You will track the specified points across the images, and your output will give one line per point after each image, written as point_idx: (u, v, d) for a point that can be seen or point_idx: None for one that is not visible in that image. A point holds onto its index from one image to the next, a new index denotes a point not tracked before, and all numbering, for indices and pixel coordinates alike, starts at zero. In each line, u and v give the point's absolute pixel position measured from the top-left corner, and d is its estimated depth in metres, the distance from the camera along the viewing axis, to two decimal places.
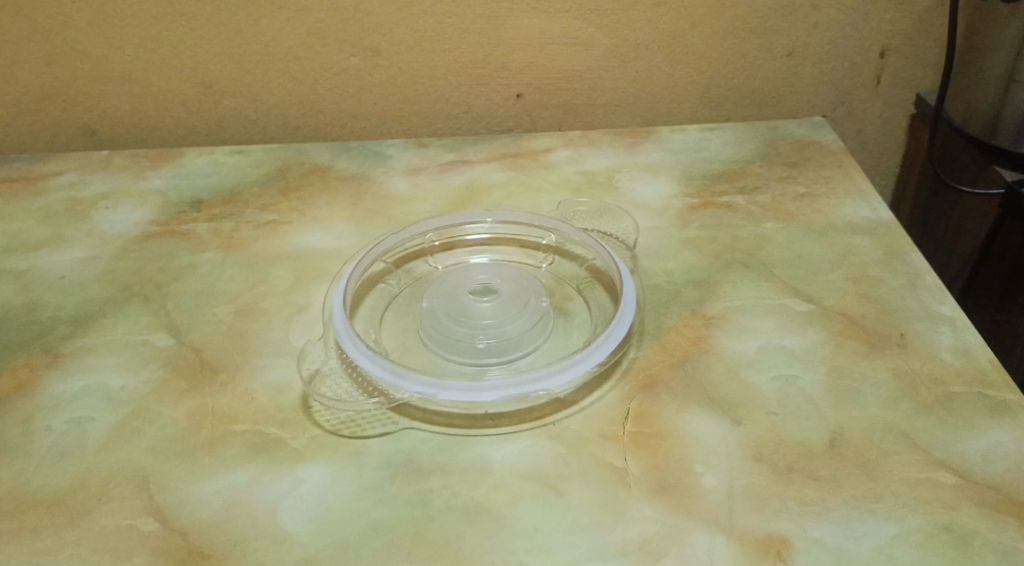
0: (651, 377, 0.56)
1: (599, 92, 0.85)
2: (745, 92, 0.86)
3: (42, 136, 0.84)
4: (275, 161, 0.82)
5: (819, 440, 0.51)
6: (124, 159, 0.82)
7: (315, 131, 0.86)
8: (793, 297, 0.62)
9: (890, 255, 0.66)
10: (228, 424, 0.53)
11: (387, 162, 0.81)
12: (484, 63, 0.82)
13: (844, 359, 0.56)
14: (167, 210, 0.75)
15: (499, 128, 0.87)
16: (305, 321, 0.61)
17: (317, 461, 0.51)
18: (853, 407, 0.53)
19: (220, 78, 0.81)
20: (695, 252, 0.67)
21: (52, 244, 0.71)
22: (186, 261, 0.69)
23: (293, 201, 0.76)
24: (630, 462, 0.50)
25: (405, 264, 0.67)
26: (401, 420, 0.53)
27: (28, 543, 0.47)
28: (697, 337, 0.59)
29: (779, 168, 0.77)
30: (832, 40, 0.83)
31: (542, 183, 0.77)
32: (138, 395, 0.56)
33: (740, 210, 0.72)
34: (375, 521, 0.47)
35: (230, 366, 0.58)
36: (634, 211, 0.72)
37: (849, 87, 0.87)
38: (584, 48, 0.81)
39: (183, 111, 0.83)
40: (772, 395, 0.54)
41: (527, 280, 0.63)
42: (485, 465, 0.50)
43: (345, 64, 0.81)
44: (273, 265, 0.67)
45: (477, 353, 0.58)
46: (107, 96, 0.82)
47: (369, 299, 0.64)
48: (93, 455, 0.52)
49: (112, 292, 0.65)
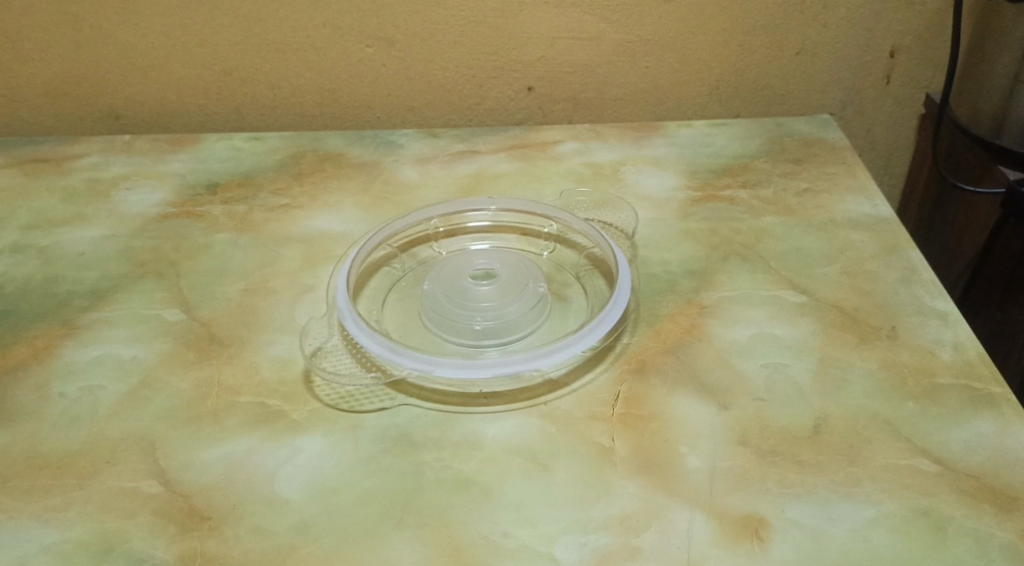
0: (642, 362, 0.57)
1: (609, 86, 0.86)
2: (754, 89, 0.87)
3: (68, 120, 0.87)
4: (290, 147, 0.84)
5: (803, 426, 0.52)
6: (145, 143, 0.85)
7: (331, 120, 0.88)
8: (788, 289, 0.63)
9: (888, 250, 0.66)
10: (233, 395, 0.55)
11: (398, 151, 0.83)
12: (496, 56, 0.83)
13: (835, 350, 0.57)
14: (184, 193, 0.78)
15: (510, 120, 0.88)
16: (311, 300, 0.64)
17: (316, 432, 0.53)
18: (839, 396, 0.54)
19: (240, 67, 0.84)
20: (694, 243, 0.68)
21: (73, 222, 0.74)
22: (200, 241, 0.71)
23: (306, 185, 0.78)
24: (617, 441, 0.51)
25: (410, 249, 0.69)
26: (398, 396, 0.55)
27: (38, 500, 0.49)
28: (690, 325, 0.60)
29: (783, 164, 0.78)
30: (842, 39, 0.84)
31: (549, 174, 0.78)
32: (148, 365, 0.58)
33: (741, 204, 0.73)
34: (368, 489, 0.49)
35: (237, 340, 0.60)
36: (636, 203, 0.73)
37: (858, 86, 0.87)
38: (595, 43, 0.83)
39: (204, 99, 0.86)
40: (760, 382, 0.55)
41: (527, 266, 0.65)
42: (476, 440, 0.52)
43: (361, 55, 0.83)
44: (283, 247, 0.70)
45: (475, 334, 0.59)
46: (131, 82, 0.85)
47: (373, 281, 0.66)
48: (103, 420, 0.54)
49: (129, 269, 0.68)
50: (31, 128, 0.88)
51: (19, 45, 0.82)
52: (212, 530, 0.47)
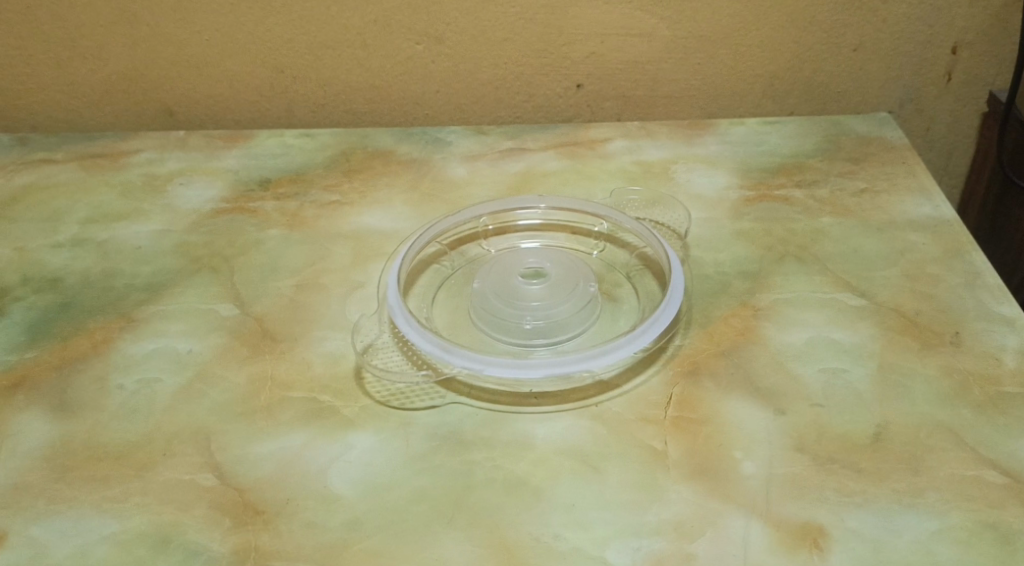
0: (695, 364, 0.56)
1: (660, 84, 0.85)
2: (810, 86, 0.85)
3: (125, 116, 0.89)
4: (340, 145, 0.85)
5: (864, 433, 0.51)
6: (199, 140, 0.86)
7: (380, 117, 0.88)
8: (847, 292, 0.61)
9: (949, 253, 0.64)
10: (286, 390, 0.56)
11: (446, 148, 0.83)
12: (547, 52, 0.83)
13: (895, 356, 0.56)
14: (237, 188, 0.79)
15: (558, 118, 0.88)
16: (361, 297, 0.64)
17: (367, 429, 0.53)
18: (901, 403, 0.52)
19: (292, 64, 0.84)
20: (747, 244, 0.67)
21: (130, 217, 0.75)
22: (253, 236, 0.72)
23: (356, 182, 0.78)
24: (670, 445, 0.51)
25: (459, 247, 0.69)
26: (448, 394, 0.55)
27: (98, 490, 0.50)
28: (744, 327, 0.59)
29: (840, 163, 0.76)
30: (902, 35, 0.81)
31: (599, 172, 0.78)
32: (203, 359, 0.59)
33: (797, 204, 0.71)
34: (419, 488, 0.49)
35: (289, 335, 0.60)
36: (688, 202, 0.72)
37: (918, 84, 0.85)
38: (646, 40, 0.82)
39: (257, 95, 0.87)
40: (817, 386, 0.54)
41: (577, 265, 0.64)
42: (527, 441, 0.52)
43: (411, 52, 0.83)
44: (334, 243, 0.70)
45: (525, 334, 0.59)
46: (186, 79, 0.86)
47: (423, 278, 0.66)
48: (160, 412, 0.55)
49: (184, 263, 0.69)
50: (89, 124, 0.90)
51: (78, 42, 0.84)
52: (266, 524, 0.48)
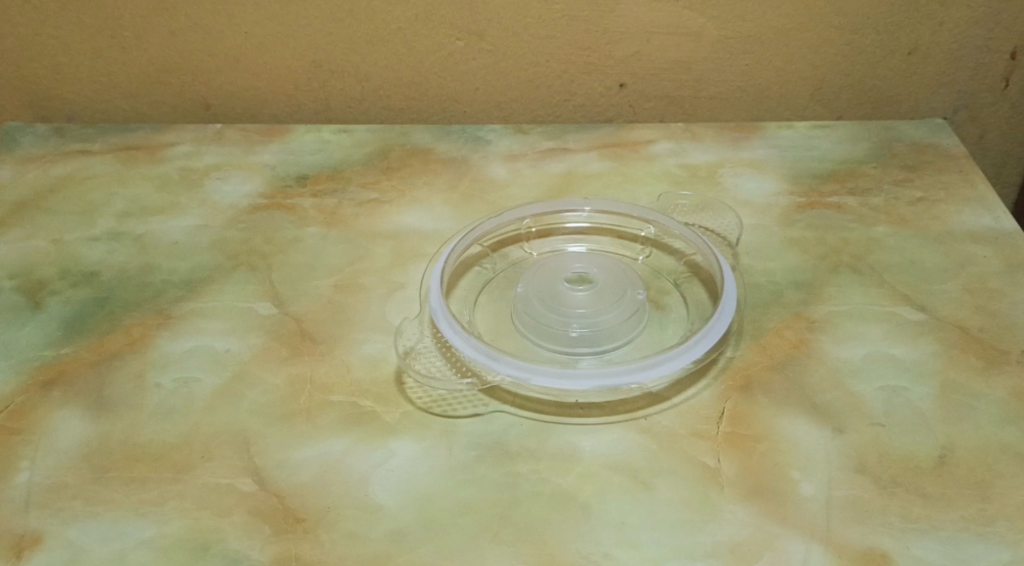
0: (748, 378, 0.54)
1: (705, 85, 0.83)
2: (861, 89, 0.82)
3: (162, 108, 0.88)
4: (378, 142, 0.83)
5: (927, 455, 0.48)
6: (236, 134, 0.85)
7: (419, 113, 0.87)
8: (905, 305, 0.59)
9: (1012, 266, 0.62)
10: (326, 393, 0.55)
11: (486, 147, 0.82)
12: (590, 50, 0.81)
13: (958, 374, 0.54)
14: (275, 184, 0.77)
15: (600, 117, 0.86)
16: (402, 298, 0.62)
17: (409, 436, 0.52)
18: (966, 425, 0.50)
19: (331, 58, 0.83)
20: (799, 253, 0.65)
21: (168, 211, 0.74)
22: (291, 234, 0.70)
23: (394, 180, 0.77)
24: (724, 463, 0.49)
25: (501, 249, 0.68)
26: (492, 402, 0.54)
27: (135, 492, 0.49)
28: (797, 340, 0.57)
29: (894, 170, 0.74)
30: (959, 39, 0.79)
31: (643, 175, 0.76)
32: (242, 359, 0.58)
33: (850, 211, 0.69)
34: (464, 500, 0.48)
35: (329, 337, 0.59)
36: (736, 207, 0.70)
37: (974, 89, 0.82)
38: (693, 39, 0.80)
39: (295, 89, 0.86)
40: (876, 405, 0.52)
41: (624, 271, 0.62)
42: (575, 453, 0.50)
43: (451, 48, 0.81)
44: (373, 242, 0.69)
45: (571, 341, 0.57)
46: (224, 71, 0.85)
47: (464, 280, 0.64)
48: (198, 413, 0.54)
49: (222, 260, 0.68)
50: (126, 115, 0.89)
51: (117, 32, 0.83)
52: (306, 533, 0.46)
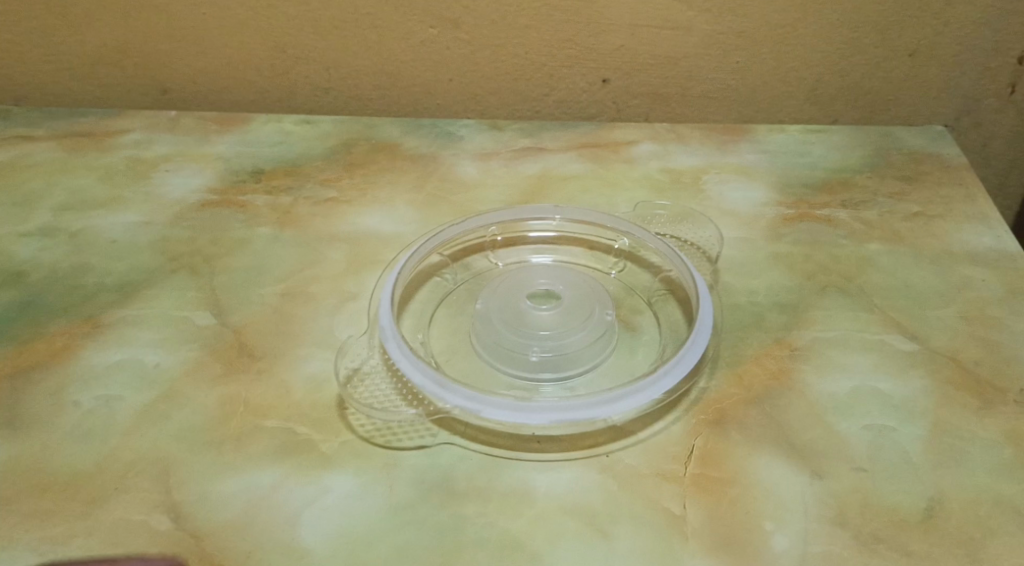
0: (722, 412, 0.49)
1: (693, 83, 0.78)
2: (858, 92, 0.77)
3: (115, 92, 0.82)
4: (343, 135, 0.78)
5: (914, 507, 0.44)
6: (192, 122, 0.80)
7: (389, 105, 0.81)
8: (895, 333, 0.54)
9: (1013, 292, 0.57)
10: (259, 417, 0.50)
11: (457, 144, 0.76)
12: (572, 43, 0.75)
13: (951, 413, 0.49)
14: (227, 178, 0.72)
15: (581, 114, 0.81)
16: (352, 311, 0.57)
17: (346, 469, 0.47)
18: (958, 472, 0.46)
19: (294, 44, 0.77)
20: (784, 271, 0.60)
21: (110, 206, 0.69)
22: (240, 234, 0.65)
23: (356, 177, 0.72)
24: (690, 510, 0.44)
25: (464, 258, 0.63)
26: (440, 433, 0.49)
27: (37, 528, 0.44)
28: (778, 370, 0.52)
29: (890, 181, 0.69)
30: (965, 41, 0.74)
31: (622, 179, 0.71)
32: (171, 375, 0.53)
33: (841, 226, 0.64)
34: (400, 545, 0.43)
35: (269, 352, 0.54)
36: (719, 217, 0.65)
37: (977, 94, 0.77)
38: (681, 33, 0.74)
39: (256, 75, 0.80)
40: (860, 446, 0.47)
41: (593, 288, 0.57)
42: (527, 493, 0.45)
43: (424, 36, 0.76)
44: (326, 246, 0.64)
45: (531, 366, 0.53)
46: (181, 55, 0.79)
47: (421, 293, 0.59)
48: (117, 436, 0.49)
49: (162, 262, 0.63)
50: (76, 99, 0.83)
51: (67, 10, 0.77)
52: None
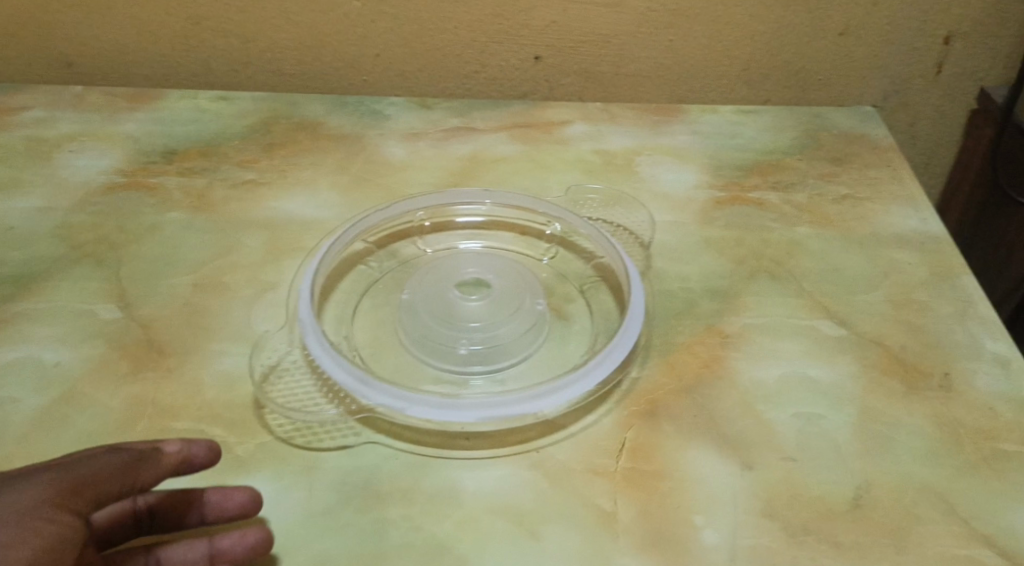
0: (653, 403, 0.49)
1: (626, 61, 0.76)
2: (789, 71, 0.76)
3: (14, 65, 0.77)
4: (262, 113, 0.74)
5: (842, 497, 0.44)
6: (99, 98, 0.75)
7: (311, 82, 0.77)
8: (824, 319, 0.54)
9: (938, 276, 0.58)
10: (170, 419, 0.47)
11: (383, 123, 0.73)
12: (501, 18, 0.72)
13: (878, 400, 0.49)
14: (137, 159, 0.68)
15: (512, 93, 0.78)
16: (270, 302, 0.55)
17: (263, 473, 0.44)
18: (885, 459, 0.46)
19: (208, 15, 0.73)
20: (716, 255, 0.59)
21: (7, 189, 0.65)
22: (150, 220, 0.62)
23: (276, 158, 0.69)
24: (621, 506, 0.43)
25: (390, 245, 0.60)
26: (364, 432, 0.47)
27: None
28: (709, 358, 0.51)
29: (820, 163, 0.69)
30: (893, 19, 0.73)
31: (554, 161, 0.69)
32: (73, 375, 0.49)
33: (772, 209, 0.64)
34: (320, 553, 0.41)
35: (180, 348, 0.51)
36: (652, 201, 0.64)
37: (905, 75, 0.76)
38: (614, 10, 0.72)
39: (167, 48, 0.75)
40: (790, 435, 0.47)
41: (524, 276, 0.56)
42: (454, 493, 0.44)
43: (347, 9, 0.72)
44: (244, 233, 0.61)
45: (460, 360, 0.51)
46: (85, 26, 0.74)
47: (345, 283, 0.57)
48: (12, 443, 0.45)
49: (64, 250, 0.59)
50: None
51: None
52: None
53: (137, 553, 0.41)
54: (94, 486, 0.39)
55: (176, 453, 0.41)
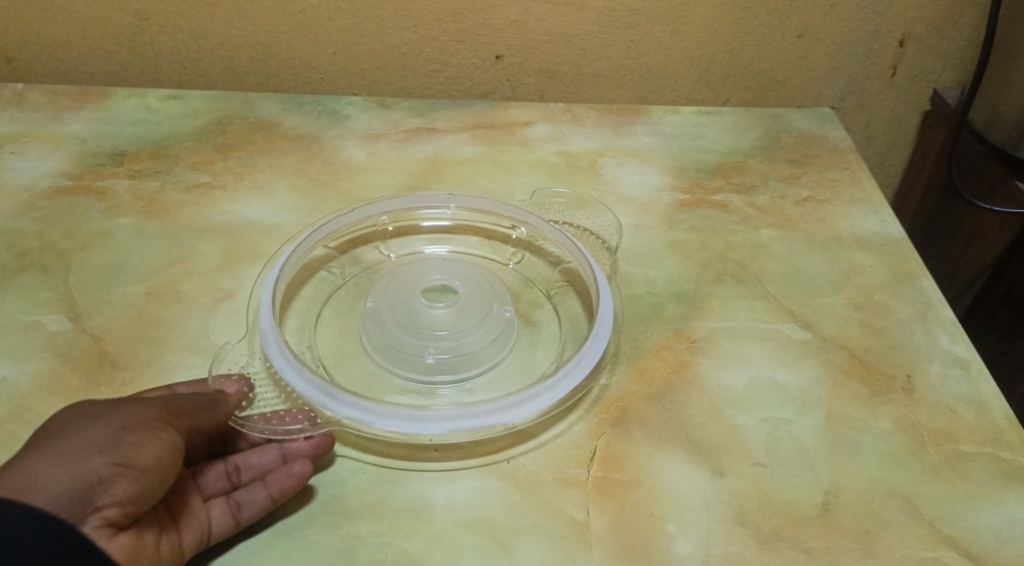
0: (623, 410, 0.48)
1: (588, 61, 0.75)
2: (749, 73, 0.76)
3: None
4: (215, 112, 0.72)
5: (811, 502, 0.44)
6: (41, 97, 0.72)
7: (266, 80, 0.75)
8: (789, 322, 0.55)
9: (898, 277, 0.59)
10: None
11: (343, 123, 0.72)
12: (461, 16, 0.71)
13: (844, 403, 0.49)
14: (84, 161, 0.65)
15: (474, 92, 0.76)
16: (228, 311, 0.53)
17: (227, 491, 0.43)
18: (852, 463, 0.46)
19: (157, 11, 0.70)
20: (682, 259, 0.59)
21: None
22: (99, 225, 0.59)
23: (231, 160, 0.66)
24: (593, 516, 0.43)
25: (352, 250, 0.59)
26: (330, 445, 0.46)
27: None
28: (677, 364, 0.51)
29: (780, 165, 0.70)
30: (850, 22, 0.73)
31: (518, 163, 0.68)
32: (19, 391, 0.47)
33: (735, 211, 0.64)
34: None
35: (134, 361, 0.49)
36: (617, 204, 0.64)
37: (861, 77, 0.77)
38: (576, 9, 0.71)
39: (113, 45, 0.72)
40: (759, 440, 0.47)
41: (490, 283, 0.55)
42: (424, 507, 0.43)
43: (303, 5, 0.70)
44: (199, 238, 0.58)
45: (426, 369, 0.50)
46: (26, 21, 0.71)
47: (306, 290, 0.55)
48: None
49: (6, 259, 0.56)
50: None
51: None
52: None
53: (212, 473, 0.43)
54: (180, 408, 0.41)
55: (236, 393, 0.45)
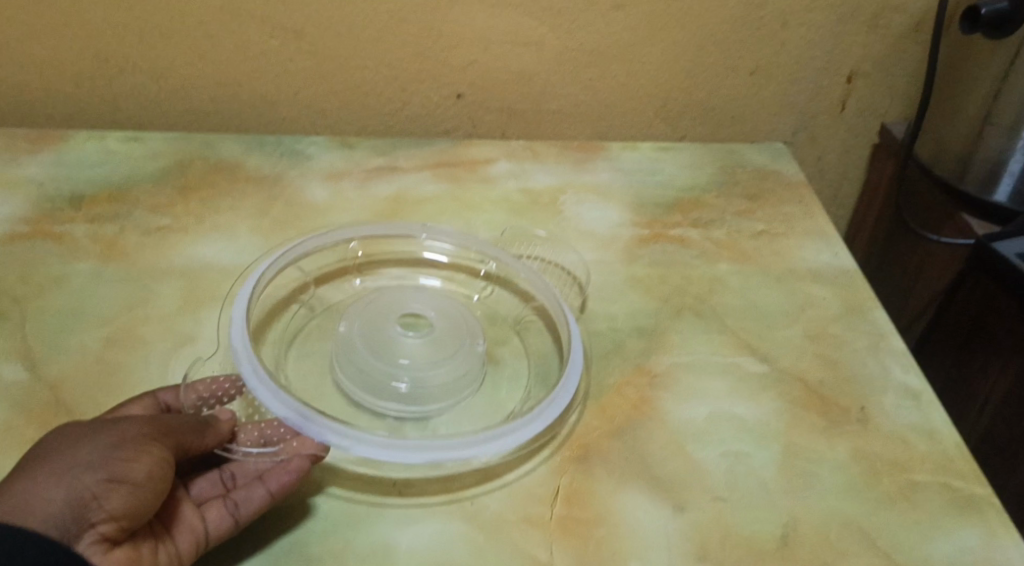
0: (586, 448, 0.49)
1: (548, 99, 0.76)
2: (704, 109, 0.78)
3: None
4: (175, 153, 0.72)
5: (770, 535, 0.45)
6: None
7: (228, 120, 0.75)
8: (747, 356, 0.56)
9: (851, 309, 0.60)
10: None
11: (305, 163, 0.72)
12: (422, 57, 0.72)
13: (801, 436, 0.50)
14: (41, 205, 0.65)
15: (435, 130, 0.77)
16: (189, 355, 0.53)
17: None
18: (809, 495, 0.47)
19: (116, 53, 0.70)
20: (642, 294, 0.60)
21: None
22: (56, 271, 0.58)
23: (191, 202, 0.66)
24: (557, 556, 0.43)
25: (322, 285, 0.59)
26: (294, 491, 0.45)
27: None
28: (639, 399, 0.52)
29: (736, 200, 0.71)
30: (800, 59, 0.75)
31: (480, 200, 0.69)
32: None
33: (693, 246, 0.65)
34: None
35: (92, 409, 0.49)
36: (578, 240, 0.65)
37: (812, 112, 0.79)
38: (534, 50, 0.72)
39: (73, 87, 0.72)
40: (719, 475, 0.48)
41: (464, 316, 0.56)
42: (388, 551, 0.43)
43: (264, 47, 0.70)
44: (158, 282, 0.58)
45: (400, 397, 0.50)
46: None
47: (276, 323, 0.56)
48: None
49: None
50: None
51: None
52: None
53: (206, 482, 0.44)
54: (169, 420, 0.42)
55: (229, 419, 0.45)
